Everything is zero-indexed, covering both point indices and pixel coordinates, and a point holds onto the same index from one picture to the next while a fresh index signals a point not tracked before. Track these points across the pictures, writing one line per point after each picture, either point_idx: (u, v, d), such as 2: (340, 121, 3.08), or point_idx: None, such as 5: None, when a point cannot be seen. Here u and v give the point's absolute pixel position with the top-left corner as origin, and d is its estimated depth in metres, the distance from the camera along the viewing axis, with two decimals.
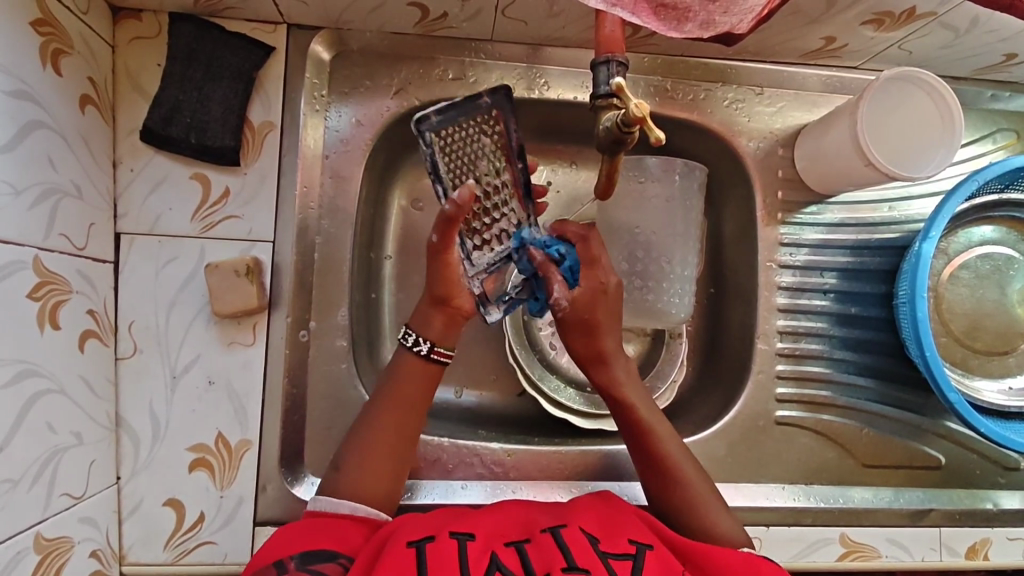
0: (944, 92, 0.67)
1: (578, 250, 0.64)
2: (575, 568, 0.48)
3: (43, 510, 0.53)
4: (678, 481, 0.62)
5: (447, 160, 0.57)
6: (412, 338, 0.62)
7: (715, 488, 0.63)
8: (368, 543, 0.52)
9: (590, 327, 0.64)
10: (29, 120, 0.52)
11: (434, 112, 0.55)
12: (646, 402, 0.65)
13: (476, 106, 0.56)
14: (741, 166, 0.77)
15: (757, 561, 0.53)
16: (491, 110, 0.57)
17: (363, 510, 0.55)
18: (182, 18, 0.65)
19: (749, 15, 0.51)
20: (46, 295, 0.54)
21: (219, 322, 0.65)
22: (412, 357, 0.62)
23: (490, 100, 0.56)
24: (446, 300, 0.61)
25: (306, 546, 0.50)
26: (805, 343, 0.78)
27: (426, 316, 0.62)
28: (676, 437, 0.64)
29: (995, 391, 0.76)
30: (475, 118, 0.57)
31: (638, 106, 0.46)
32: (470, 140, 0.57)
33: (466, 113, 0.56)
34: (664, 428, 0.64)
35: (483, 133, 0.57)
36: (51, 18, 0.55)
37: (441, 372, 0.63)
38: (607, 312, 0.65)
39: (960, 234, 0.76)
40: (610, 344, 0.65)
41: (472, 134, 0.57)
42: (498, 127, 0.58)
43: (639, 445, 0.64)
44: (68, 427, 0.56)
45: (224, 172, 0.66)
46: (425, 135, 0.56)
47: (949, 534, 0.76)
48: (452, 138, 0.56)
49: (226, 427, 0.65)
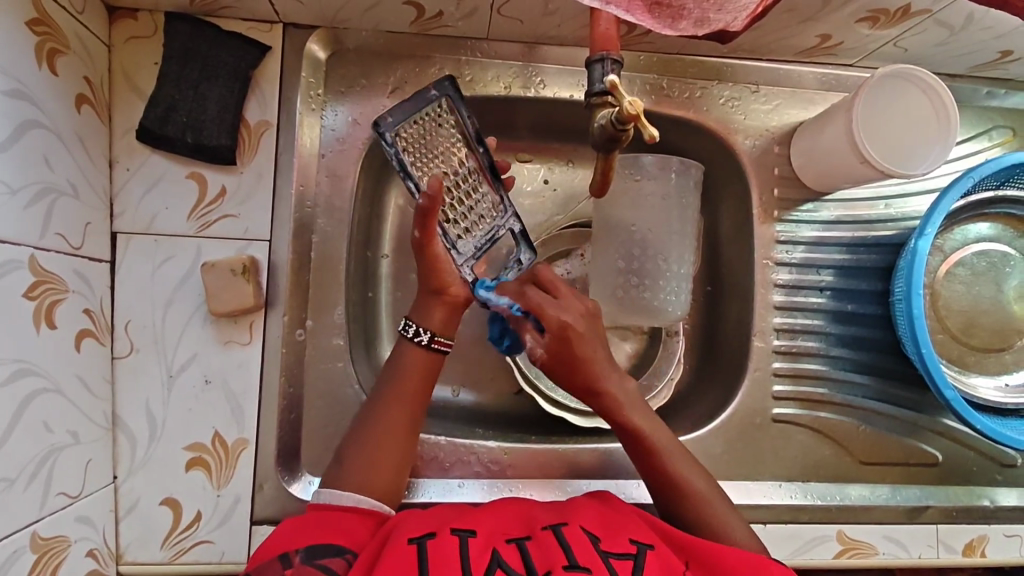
0: (939, 88, 0.67)
1: (533, 298, 0.60)
2: (576, 565, 0.48)
3: (39, 510, 0.53)
4: (688, 494, 0.61)
5: (411, 155, 0.58)
6: (412, 329, 0.62)
7: (721, 491, 0.63)
8: (372, 539, 0.52)
9: (575, 362, 0.60)
10: (25, 120, 0.52)
11: (389, 113, 0.56)
12: (649, 418, 0.64)
13: (427, 100, 0.58)
14: (737, 164, 0.78)
15: (764, 561, 0.53)
16: (442, 101, 0.59)
17: (367, 503, 0.56)
18: (178, 17, 0.65)
19: (744, 13, 0.51)
20: (42, 294, 0.54)
21: (216, 321, 0.65)
22: (413, 348, 0.62)
23: (438, 90, 0.58)
24: (442, 288, 0.62)
25: (311, 540, 0.51)
26: (802, 341, 0.78)
27: (426, 306, 0.62)
28: (683, 450, 0.64)
29: (991, 388, 0.76)
30: (427, 112, 0.58)
31: (632, 103, 0.46)
32: (429, 134, 0.59)
33: (418, 107, 0.58)
34: (671, 447, 0.63)
35: (439, 126, 0.60)
36: (46, 17, 0.55)
37: (441, 363, 0.63)
38: (586, 344, 0.60)
39: (955, 231, 0.76)
40: (601, 370, 0.62)
41: (430, 128, 0.59)
42: (451, 115, 0.60)
43: (646, 460, 0.63)
44: (64, 426, 0.56)
45: (220, 171, 0.66)
46: (386, 136, 0.56)
47: (946, 531, 0.76)
48: (411, 135, 0.58)
49: (223, 425, 0.65)
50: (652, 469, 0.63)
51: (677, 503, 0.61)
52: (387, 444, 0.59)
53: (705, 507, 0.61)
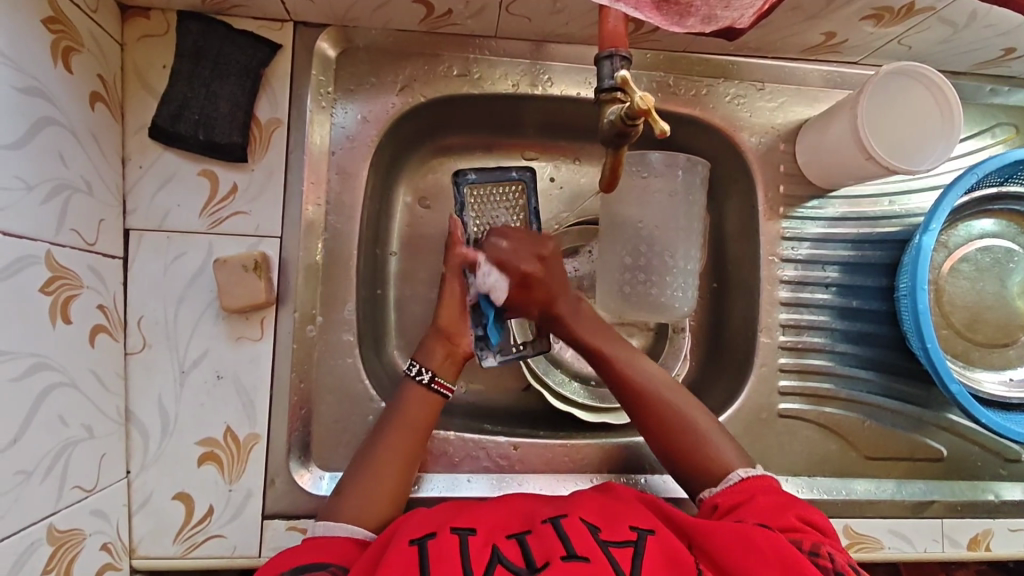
0: (942, 85, 0.67)
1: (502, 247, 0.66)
2: (575, 555, 0.49)
3: (55, 503, 0.53)
4: (647, 402, 0.67)
5: (477, 213, 0.71)
6: (416, 368, 0.67)
7: (687, 399, 0.67)
8: (362, 554, 0.54)
9: (543, 301, 0.67)
10: (40, 117, 0.53)
11: (473, 171, 0.69)
12: (601, 333, 0.69)
13: (507, 175, 0.71)
14: (743, 161, 0.78)
15: (750, 533, 0.52)
16: (519, 182, 0.71)
17: (360, 533, 0.57)
18: (190, 16, 0.66)
19: (751, 10, 0.51)
20: (58, 290, 0.54)
21: (228, 317, 0.66)
22: (415, 386, 0.66)
23: (519, 173, 0.71)
24: (449, 334, 0.69)
25: (305, 559, 0.52)
26: (808, 337, 0.78)
27: (430, 349, 0.68)
28: (637, 356, 0.69)
29: (996, 382, 0.76)
30: (506, 184, 0.71)
31: (643, 98, 0.46)
32: (498, 203, 0.72)
33: (499, 178, 0.71)
34: (628, 356, 0.68)
35: (510, 199, 0.71)
36: (62, 16, 0.56)
37: (441, 404, 0.67)
38: (550, 279, 0.67)
39: (960, 227, 0.76)
40: (563, 302, 0.68)
41: (502, 198, 0.71)
42: (521, 196, 0.71)
43: (639, 406, 0.67)
44: (79, 420, 0.56)
45: (231, 169, 0.66)
46: (462, 186, 0.70)
47: (951, 525, 0.76)
48: (484, 195, 0.71)
49: (235, 420, 0.66)
50: (643, 412, 0.67)
51: (664, 437, 0.66)
52: (385, 479, 0.62)
53: (696, 436, 0.65)
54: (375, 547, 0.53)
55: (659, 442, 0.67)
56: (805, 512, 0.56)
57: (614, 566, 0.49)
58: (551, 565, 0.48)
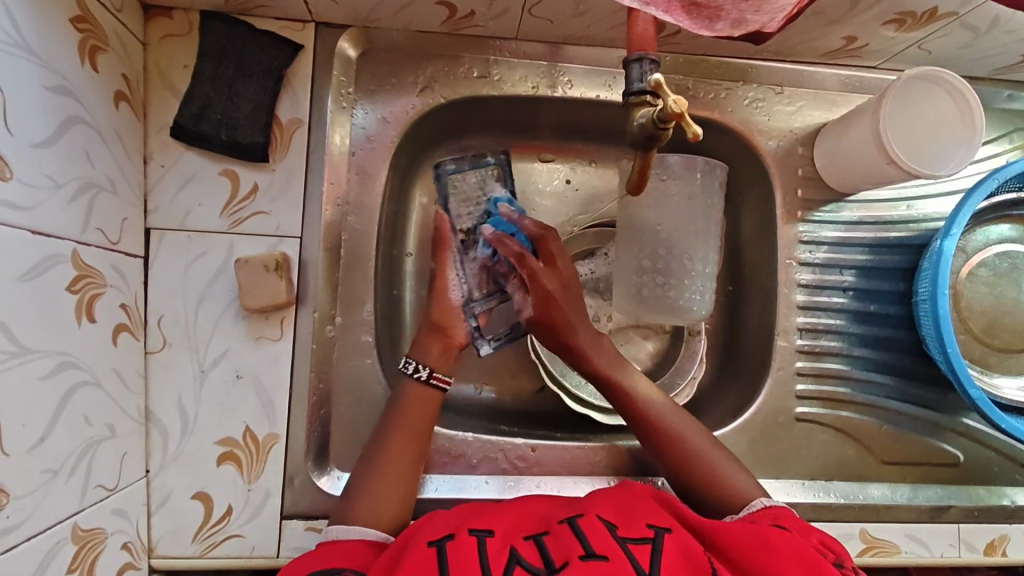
0: (965, 91, 0.68)
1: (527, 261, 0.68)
2: (593, 555, 0.48)
3: (79, 501, 0.53)
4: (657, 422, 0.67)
5: (457, 203, 0.74)
6: (412, 366, 0.67)
7: (691, 421, 0.68)
8: (377, 558, 0.53)
9: (556, 327, 0.69)
10: (68, 115, 0.53)
11: (451, 163, 0.75)
12: (610, 359, 0.70)
13: (485, 163, 0.76)
14: (762, 164, 0.78)
15: (770, 536, 0.53)
16: (495, 167, 0.76)
17: (374, 535, 0.57)
18: (213, 16, 0.66)
19: (780, 14, 0.51)
20: (83, 288, 0.54)
21: (248, 317, 0.66)
22: (413, 384, 0.66)
23: (494, 158, 0.76)
24: (443, 327, 0.70)
25: (321, 564, 0.52)
26: (824, 340, 0.79)
27: (425, 346, 0.68)
28: (643, 380, 0.70)
29: (1014, 388, 0.77)
30: (483, 171, 0.76)
31: (676, 102, 0.45)
32: (477, 191, 0.75)
33: (477, 165, 0.75)
34: (637, 380, 0.69)
35: (491, 187, 0.75)
36: (88, 15, 0.56)
37: (440, 398, 0.67)
38: (564, 310, 0.68)
39: (978, 232, 0.77)
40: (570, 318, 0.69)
41: (482, 186, 0.75)
42: (498, 180, 0.76)
43: (655, 441, 0.67)
44: (102, 419, 0.56)
45: (253, 169, 0.66)
46: (443, 178, 0.75)
47: (968, 531, 0.76)
48: (464, 186, 0.75)
49: (254, 421, 0.66)
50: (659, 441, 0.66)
51: (682, 461, 0.65)
52: (393, 481, 0.61)
53: (715, 467, 0.64)
54: (392, 550, 0.53)
55: (679, 479, 0.65)
56: (827, 537, 0.55)
57: (634, 565, 0.48)
58: (570, 564, 0.47)
